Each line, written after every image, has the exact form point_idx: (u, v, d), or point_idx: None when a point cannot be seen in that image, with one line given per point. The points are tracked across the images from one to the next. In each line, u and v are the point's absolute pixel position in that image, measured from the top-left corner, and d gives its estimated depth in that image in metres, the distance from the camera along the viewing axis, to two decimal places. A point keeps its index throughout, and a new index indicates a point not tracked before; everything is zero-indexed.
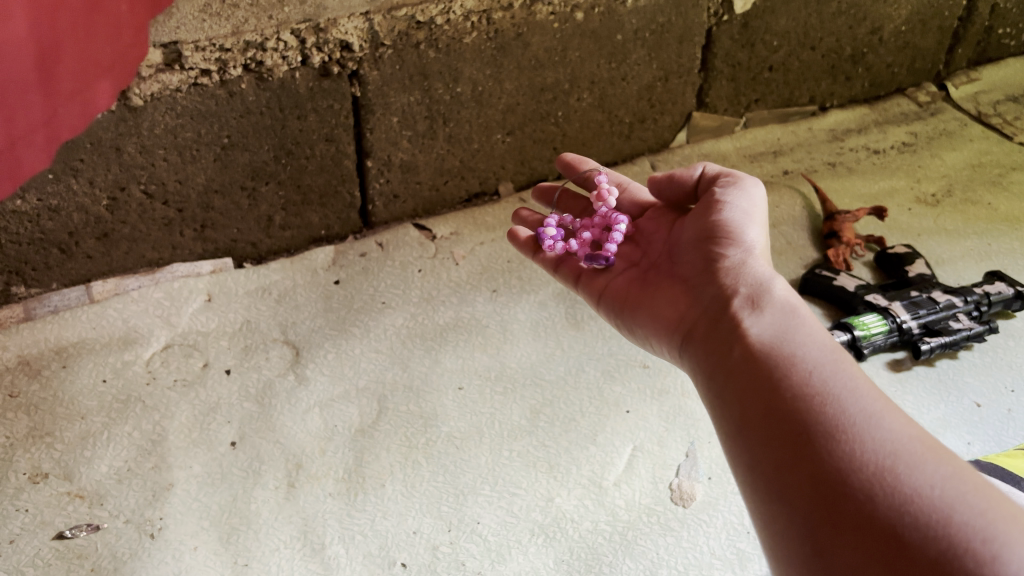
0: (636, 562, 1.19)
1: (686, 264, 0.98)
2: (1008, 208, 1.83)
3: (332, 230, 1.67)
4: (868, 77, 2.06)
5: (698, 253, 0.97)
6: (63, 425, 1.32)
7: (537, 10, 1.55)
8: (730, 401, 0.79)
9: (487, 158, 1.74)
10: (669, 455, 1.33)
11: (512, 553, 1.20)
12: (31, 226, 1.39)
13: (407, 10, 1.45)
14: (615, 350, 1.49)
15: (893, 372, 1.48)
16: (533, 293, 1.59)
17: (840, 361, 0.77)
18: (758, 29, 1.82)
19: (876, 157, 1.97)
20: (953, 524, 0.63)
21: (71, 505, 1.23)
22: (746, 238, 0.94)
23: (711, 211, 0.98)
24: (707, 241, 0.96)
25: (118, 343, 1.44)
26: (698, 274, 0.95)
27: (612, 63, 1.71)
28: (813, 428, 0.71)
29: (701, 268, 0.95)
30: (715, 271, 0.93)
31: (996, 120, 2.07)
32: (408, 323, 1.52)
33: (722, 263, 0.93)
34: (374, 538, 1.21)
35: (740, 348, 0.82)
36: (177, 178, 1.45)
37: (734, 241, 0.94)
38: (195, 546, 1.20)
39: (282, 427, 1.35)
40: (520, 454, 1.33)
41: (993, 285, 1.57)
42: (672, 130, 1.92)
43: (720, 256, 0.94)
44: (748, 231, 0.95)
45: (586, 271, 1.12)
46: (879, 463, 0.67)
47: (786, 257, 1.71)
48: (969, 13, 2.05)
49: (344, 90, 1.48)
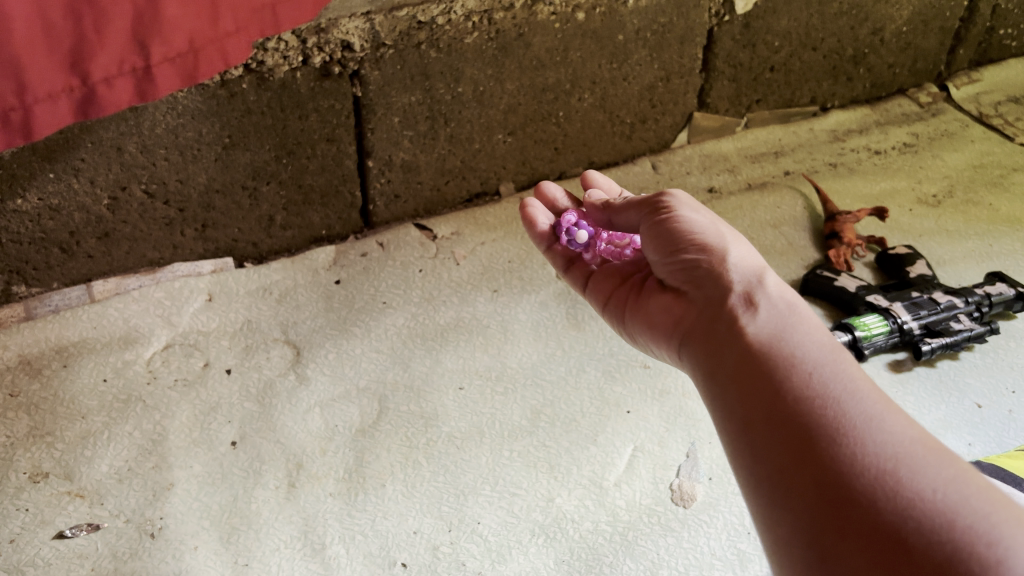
0: (636, 563, 1.19)
1: (667, 268, 0.97)
2: (1010, 209, 1.83)
3: (333, 230, 1.68)
4: (870, 77, 2.06)
5: (671, 261, 0.95)
6: (63, 424, 1.32)
7: (539, 10, 1.55)
8: (730, 404, 0.79)
9: (488, 158, 1.74)
10: (670, 456, 1.33)
11: (513, 554, 1.20)
12: (32, 226, 1.39)
13: (408, 10, 1.45)
14: (615, 350, 1.49)
15: (895, 373, 1.48)
16: (534, 293, 1.59)
17: (839, 362, 0.76)
18: (759, 29, 1.81)
19: (878, 158, 1.97)
20: (957, 529, 0.63)
21: (72, 505, 1.23)
22: (709, 241, 0.92)
23: (668, 221, 0.96)
24: (672, 249, 0.95)
25: (119, 343, 1.43)
26: (681, 278, 0.94)
27: (613, 63, 1.71)
28: (815, 432, 0.71)
29: (683, 272, 0.94)
30: (698, 274, 0.91)
31: (997, 121, 2.07)
32: (408, 323, 1.52)
33: (699, 267, 0.91)
34: (375, 538, 1.21)
35: (736, 350, 0.82)
36: (178, 177, 1.45)
37: (702, 245, 0.92)
38: (196, 546, 1.20)
39: (283, 427, 1.35)
40: (520, 454, 1.32)
41: (994, 286, 1.56)
42: (673, 130, 1.92)
43: (691, 260, 0.93)
44: (717, 233, 0.93)
45: (595, 278, 1.14)
46: (883, 467, 0.67)
47: (786, 257, 1.71)
48: (971, 13, 2.05)
49: (345, 90, 1.48)
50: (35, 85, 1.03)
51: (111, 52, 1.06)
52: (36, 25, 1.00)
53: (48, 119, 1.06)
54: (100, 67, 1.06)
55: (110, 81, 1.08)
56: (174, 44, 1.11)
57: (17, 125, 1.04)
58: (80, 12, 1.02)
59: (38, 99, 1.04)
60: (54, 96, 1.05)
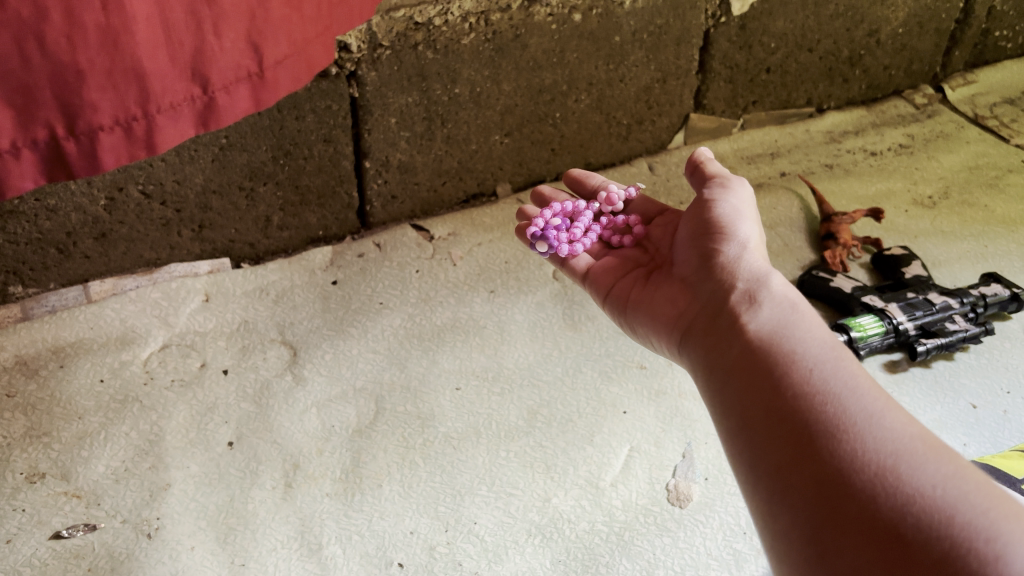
0: (632, 563, 1.19)
1: (687, 261, 0.99)
2: (1005, 209, 1.84)
3: (330, 230, 1.68)
4: (866, 79, 2.07)
5: (693, 250, 0.99)
6: (60, 425, 1.32)
7: (535, 11, 1.56)
8: (729, 399, 0.79)
9: (485, 159, 1.74)
10: (667, 457, 1.33)
11: (509, 554, 1.20)
12: (29, 226, 1.39)
13: (406, 10, 1.45)
14: (611, 351, 1.49)
15: (890, 373, 1.48)
16: (530, 294, 1.59)
17: (839, 359, 0.77)
18: (756, 31, 1.82)
19: (873, 159, 1.97)
20: (956, 525, 0.63)
21: (68, 505, 1.23)
22: (731, 235, 0.95)
23: (703, 209, 1.01)
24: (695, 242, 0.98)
25: (115, 343, 1.44)
26: (693, 274, 0.96)
27: (610, 64, 1.71)
28: (815, 428, 0.71)
29: (701, 264, 0.96)
30: (710, 267, 0.94)
31: (993, 122, 2.07)
32: (405, 324, 1.52)
33: (714, 261, 0.94)
34: (371, 538, 1.22)
35: (738, 344, 0.82)
36: (175, 178, 1.45)
37: (722, 240, 0.95)
38: (192, 546, 1.20)
39: (280, 427, 1.35)
40: (516, 455, 1.33)
41: (989, 287, 1.57)
42: (670, 131, 1.92)
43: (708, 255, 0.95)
44: (739, 229, 0.96)
45: (593, 269, 1.14)
46: (881, 464, 0.67)
47: (782, 257, 1.72)
48: (966, 16, 2.06)
49: (342, 91, 1.48)
50: (159, 94, 0.93)
51: (231, 57, 0.98)
52: (159, 32, 0.91)
53: (170, 132, 0.96)
54: (220, 74, 0.98)
55: (228, 88, 0.99)
56: (287, 47, 1.03)
57: (139, 138, 0.94)
58: (199, 15, 0.93)
59: (159, 109, 0.94)
60: (176, 107, 0.96)
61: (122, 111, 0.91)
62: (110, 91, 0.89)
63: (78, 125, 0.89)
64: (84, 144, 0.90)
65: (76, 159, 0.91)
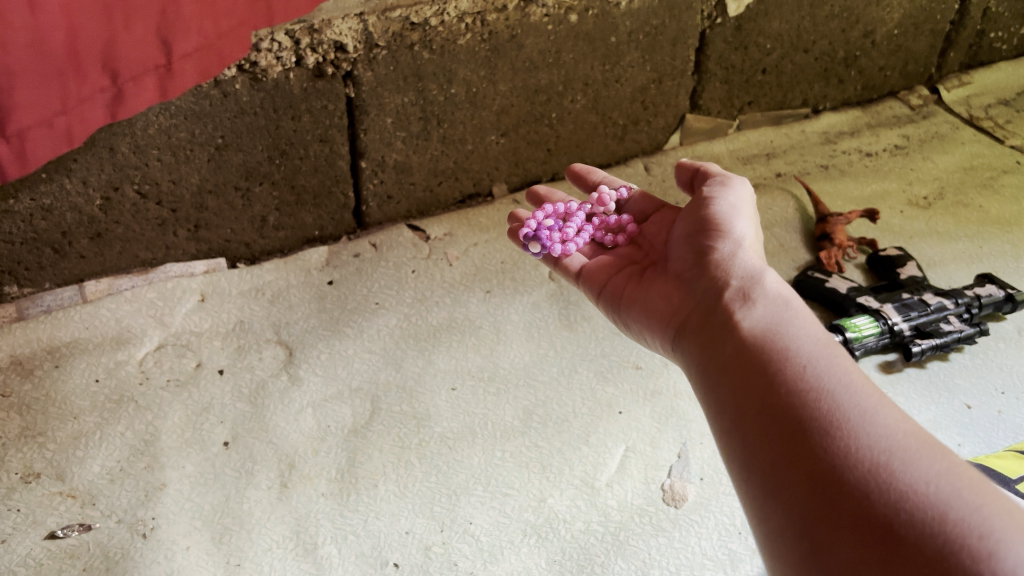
0: (628, 563, 1.19)
1: (682, 259, 0.99)
2: (1000, 210, 1.84)
3: (326, 230, 1.68)
4: (861, 80, 2.07)
5: (687, 249, 0.99)
6: (55, 425, 1.32)
7: (531, 11, 1.56)
8: (723, 395, 0.79)
9: (481, 159, 1.74)
10: (662, 457, 1.34)
11: (505, 554, 1.20)
12: (24, 226, 1.39)
13: (401, 10, 1.44)
14: (607, 351, 1.50)
15: (885, 374, 1.49)
16: (526, 294, 1.59)
17: (833, 355, 0.77)
18: (751, 32, 1.82)
19: (869, 160, 1.98)
20: (949, 521, 0.63)
21: (64, 505, 1.23)
22: (726, 232, 0.95)
23: (700, 207, 1.02)
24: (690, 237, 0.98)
25: (111, 343, 1.43)
26: (689, 269, 0.96)
27: (605, 65, 1.71)
28: (809, 424, 0.71)
29: (697, 261, 0.96)
30: (706, 263, 0.94)
31: (988, 123, 2.08)
32: (401, 324, 1.52)
33: (711, 257, 0.94)
34: (367, 538, 1.22)
35: (732, 341, 0.82)
36: (171, 178, 1.45)
37: (718, 236, 0.95)
38: (188, 546, 1.20)
39: (275, 427, 1.35)
40: (513, 455, 1.33)
41: (984, 288, 1.58)
42: (666, 132, 1.93)
43: (703, 251, 0.95)
44: (733, 225, 0.97)
45: (586, 267, 1.13)
46: (875, 460, 0.68)
47: (778, 258, 1.72)
48: (961, 17, 2.06)
49: (338, 91, 1.48)
50: (73, 92, 1.18)
51: (139, 56, 1.20)
52: (62, 29, 1.11)
53: (91, 117, 1.22)
54: (126, 70, 1.20)
55: (137, 79, 1.22)
56: (191, 40, 1.23)
57: (60, 131, 1.21)
58: (112, 17, 1.14)
59: (78, 104, 1.19)
60: (91, 97, 1.20)
61: (47, 109, 1.17)
62: (34, 93, 1.14)
63: (9, 128, 1.15)
64: (14, 144, 1.18)
65: (8, 155, 1.18)
